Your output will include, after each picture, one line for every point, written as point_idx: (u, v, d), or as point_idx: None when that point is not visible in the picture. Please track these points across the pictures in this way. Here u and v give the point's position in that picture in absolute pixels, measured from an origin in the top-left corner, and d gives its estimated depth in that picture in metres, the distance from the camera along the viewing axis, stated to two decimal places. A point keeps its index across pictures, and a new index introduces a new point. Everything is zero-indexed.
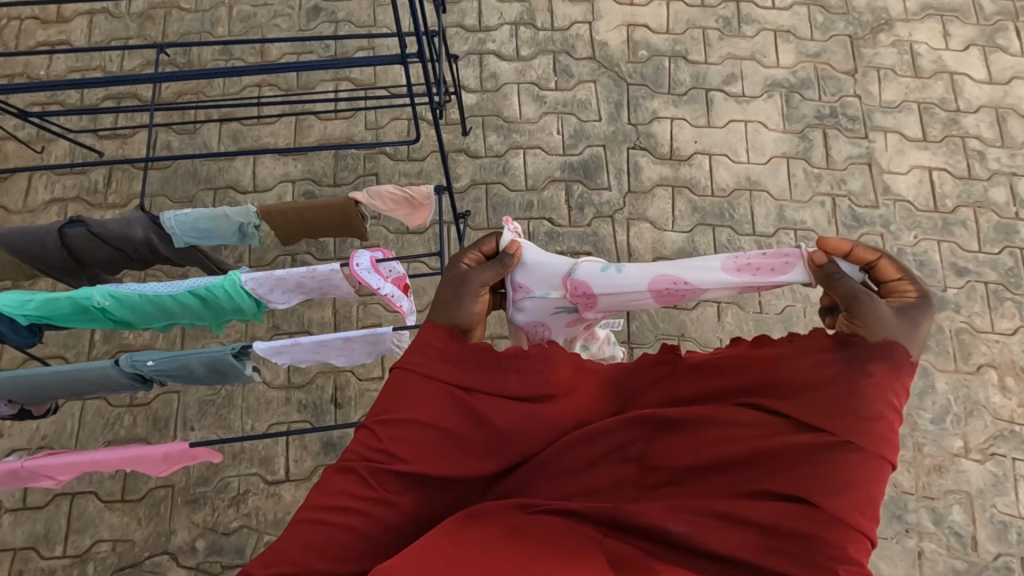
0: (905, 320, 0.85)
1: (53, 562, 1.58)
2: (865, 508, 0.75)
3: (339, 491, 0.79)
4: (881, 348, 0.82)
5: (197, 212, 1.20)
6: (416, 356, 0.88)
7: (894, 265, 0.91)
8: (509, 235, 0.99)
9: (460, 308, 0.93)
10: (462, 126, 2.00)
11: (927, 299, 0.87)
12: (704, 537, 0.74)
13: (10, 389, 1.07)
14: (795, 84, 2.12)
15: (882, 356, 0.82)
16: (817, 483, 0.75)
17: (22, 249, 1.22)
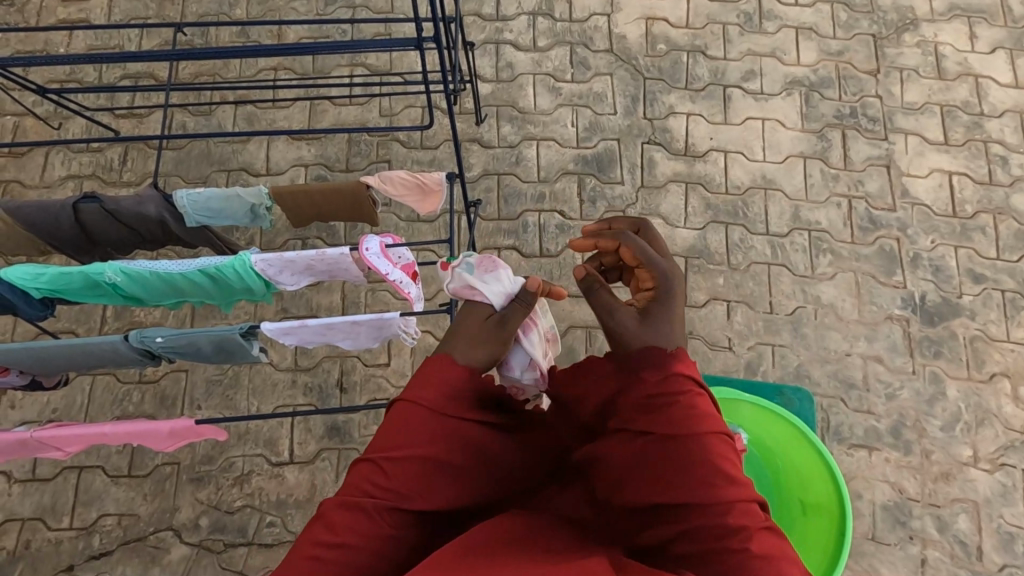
0: (657, 316, 0.78)
1: (59, 533, 1.60)
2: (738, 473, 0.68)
3: (340, 527, 0.68)
4: (640, 356, 0.75)
5: (209, 191, 1.20)
6: (417, 379, 0.76)
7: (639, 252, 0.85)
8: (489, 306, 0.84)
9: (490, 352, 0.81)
10: (477, 115, 1.98)
11: (671, 283, 0.80)
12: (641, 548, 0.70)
13: (22, 360, 1.08)
14: (816, 83, 2.09)
15: (651, 364, 0.73)
16: (720, 466, 0.67)
17: (37, 224, 1.23)
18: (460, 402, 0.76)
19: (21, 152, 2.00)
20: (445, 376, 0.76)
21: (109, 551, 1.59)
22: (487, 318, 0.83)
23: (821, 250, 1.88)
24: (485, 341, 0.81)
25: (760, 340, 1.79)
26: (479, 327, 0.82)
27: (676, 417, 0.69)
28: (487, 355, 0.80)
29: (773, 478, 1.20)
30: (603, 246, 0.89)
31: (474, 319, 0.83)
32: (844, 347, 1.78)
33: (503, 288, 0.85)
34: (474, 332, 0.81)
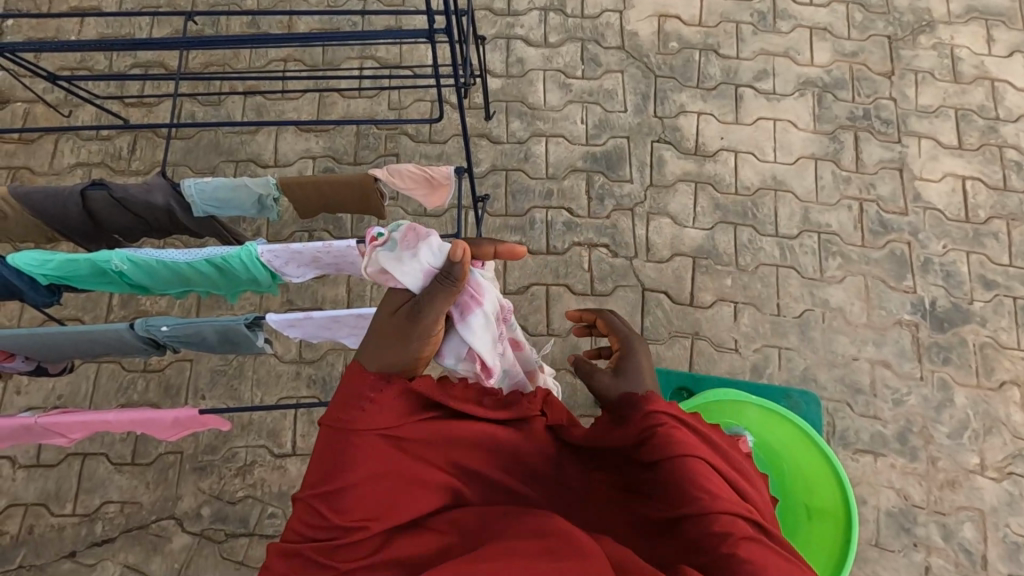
0: (628, 370, 0.89)
1: (62, 519, 1.61)
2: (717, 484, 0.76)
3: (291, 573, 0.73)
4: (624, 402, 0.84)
5: (217, 181, 1.20)
6: (346, 401, 0.80)
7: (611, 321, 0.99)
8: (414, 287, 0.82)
9: (407, 351, 0.82)
10: (486, 110, 1.97)
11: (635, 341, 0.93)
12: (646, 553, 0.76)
13: (29, 346, 1.09)
14: (829, 84, 2.07)
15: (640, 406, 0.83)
16: (702, 481, 0.75)
17: (45, 210, 1.23)
18: (403, 413, 0.79)
19: (30, 139, 2.00)
20: (373, 390, 0.80)
21: (112, 538, 1.60)
22: (400, 309, 0.83)
23: (830, 252, 1.87)
24: (398, 339, 0.81)
25: (766, 343, 1.78)
26: (388, 328, 0.82)
27: (654, 444, 0.78)
28: (404, 356, 0.82)
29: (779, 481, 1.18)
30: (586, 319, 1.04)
31: (388, 317, 0.83)
32: (851, 351, 1.77)
33: (421, 267, 0.81)
34: (384, 333, 0.82)
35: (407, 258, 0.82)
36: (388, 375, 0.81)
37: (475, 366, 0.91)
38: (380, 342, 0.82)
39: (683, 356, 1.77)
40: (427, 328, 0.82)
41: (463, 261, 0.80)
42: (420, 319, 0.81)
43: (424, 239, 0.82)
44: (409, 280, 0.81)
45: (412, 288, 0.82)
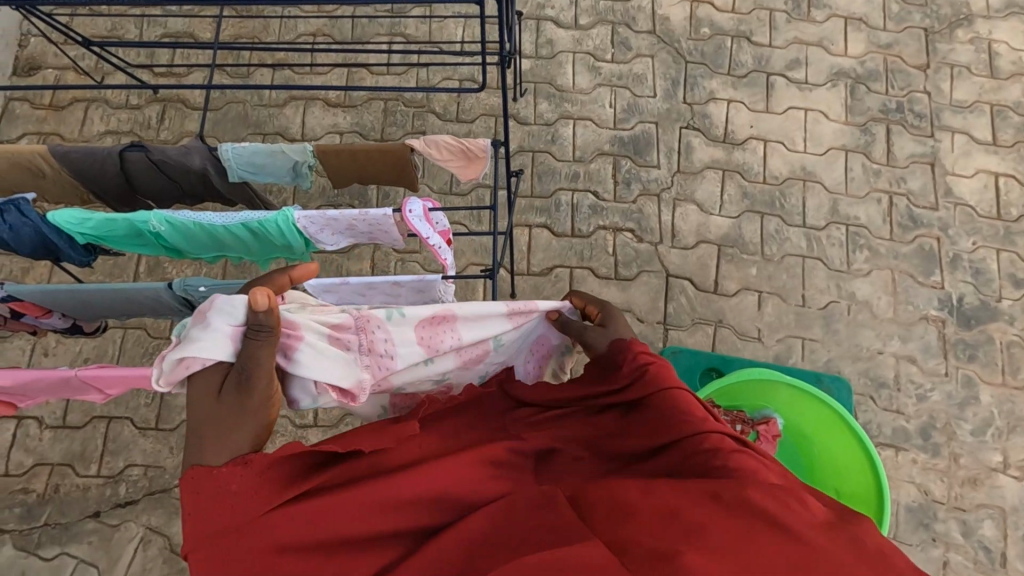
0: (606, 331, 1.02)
1: (87, 480, 1.64)
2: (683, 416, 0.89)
3: None
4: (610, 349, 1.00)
5: (255, 145, 1.20)
6: (206, 510, 0.76)
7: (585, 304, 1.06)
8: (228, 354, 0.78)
9: (247, 422, 0.78)
10: (515, 90, 1.97)
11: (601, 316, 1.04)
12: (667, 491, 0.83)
13: (67, 302, 1.10)
14: (863, 75, 2.04)
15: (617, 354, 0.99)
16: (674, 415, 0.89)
17: (83, 169, 1.24)
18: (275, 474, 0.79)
19: (61, 105, 2.01)
20: (234, 484, 0.77)
21: (135, 500, 1.62)
22: (220, 390, 0.79)
23: (858, 245, 1.85)
24: (239, 420, 0.78)
25: (790, 333, 1.77)
26: (222, 402, 0.78)
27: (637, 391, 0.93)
28: (252, 423, 0.79)
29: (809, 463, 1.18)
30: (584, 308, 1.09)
31: (208, 405, 0.79)
32: (876, 345, 1.75)
33: (224, 335, 0.78)
34: (216, 420, 0.78)
35: (207, 330, 0.77)
36: (245, 456, 0.78)
37: (330, 393, 0.90)
38: (216, 435, 0.78)
39: (706, 343, 1.76)
40: (260, 394, 0.78)
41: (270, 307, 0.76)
42: (252, 383, 0.78)
43: (215, 306, 0.78)
44: (212, 351, 0.77)
45: (219, 358, 0.78)
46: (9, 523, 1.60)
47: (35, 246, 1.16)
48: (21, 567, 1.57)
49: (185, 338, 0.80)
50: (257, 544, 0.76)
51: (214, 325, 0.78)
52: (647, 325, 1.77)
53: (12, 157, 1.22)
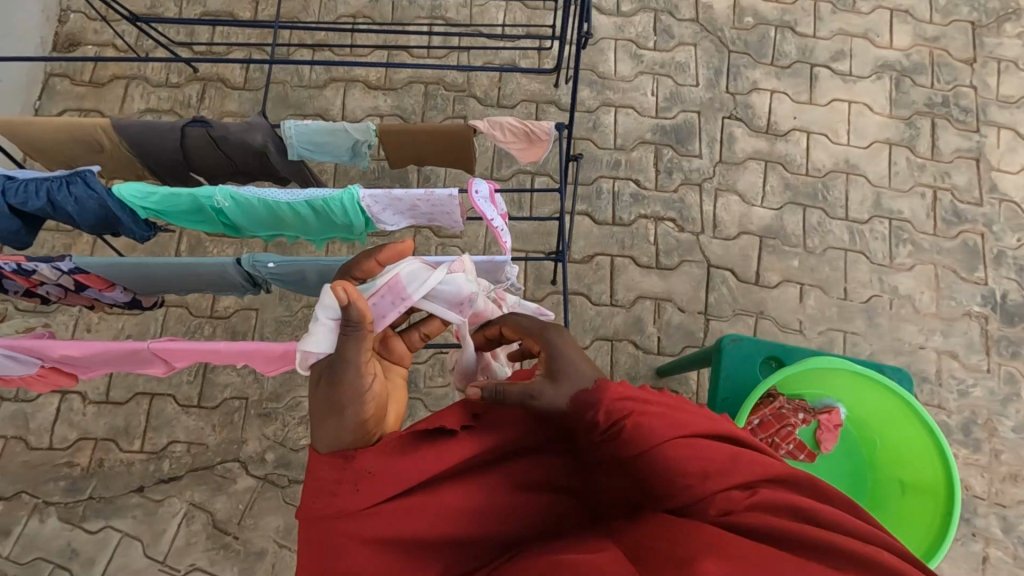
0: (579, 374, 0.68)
1: (131, 455, 1.65)
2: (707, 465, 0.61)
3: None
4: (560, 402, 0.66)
5: (318, 124, 1.19)
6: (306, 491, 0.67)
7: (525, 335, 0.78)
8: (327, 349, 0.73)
9: (342, 424, 0.69)
10: (556, 77, 1.96)
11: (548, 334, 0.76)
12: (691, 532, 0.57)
13: (131, 276, 1.10)
14: (908, 68, 2.01)
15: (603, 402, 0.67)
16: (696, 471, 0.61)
17: (142, 143, 1.23)
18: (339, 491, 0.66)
19: (101, 82, 2.00)
20: (336, 473, 0.67)
21: (178, 476, 1.63)
22: (320, 379, 0.72)
23: (901, 239, 1.84)
24: (332, 412, 0.69)
25: (832, 326, 1.76)
26: (319, 400, 0.71)
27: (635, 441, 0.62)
28: (346, 427, 0.69)
29: (871, 453, 1.11)
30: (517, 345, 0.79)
31: (312, 397, 0.72)
32: (918, 340, 1.75)
33: (325, 331, 0.72)
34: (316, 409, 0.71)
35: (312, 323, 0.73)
36: (348, 452, 0.68)
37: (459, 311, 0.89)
38: (316, 422, 0.70)
39: (747, 334, 1.76)
40: (353, 384, 0.70)
41: (351, 298, 0.69)
42: (347, 375, 0.70)
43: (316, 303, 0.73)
44: (316, 343, 0.72)
45: (325, 350, 0.73)
46: (53, 495, 1.62)
47: (98, 219, 1.17)
48: (67, 539, 1.59)
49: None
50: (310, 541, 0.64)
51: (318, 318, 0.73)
52: (688, 315, 1.77)
53: (73, 130, 1.22)
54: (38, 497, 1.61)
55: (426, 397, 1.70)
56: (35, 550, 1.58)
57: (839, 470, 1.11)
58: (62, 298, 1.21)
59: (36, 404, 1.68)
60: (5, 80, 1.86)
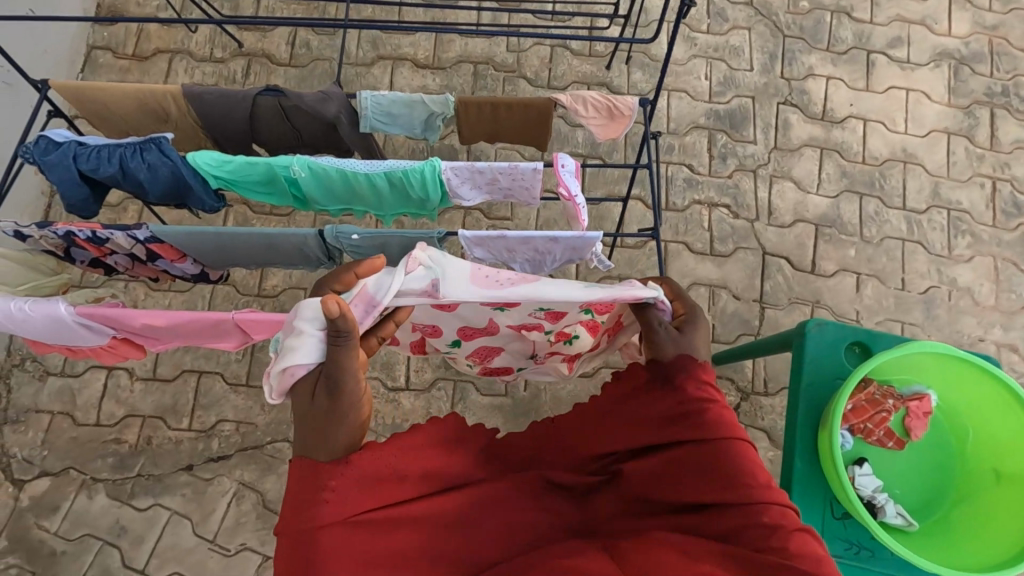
0: (689, 338, 0.85)
1: (179, 433, 1.63)
2: (723, 473, 0.74)
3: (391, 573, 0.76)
4: (674, 364, 0.83)
5: (395, 95, 1.17)
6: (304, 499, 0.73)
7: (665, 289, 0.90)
8: (314, 360, 0.74)
9: (337, 431, 0.74)
10: (609, 59, 1.92)
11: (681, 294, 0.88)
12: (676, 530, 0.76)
13: (207, 246, 1.07)
14: (967, 56, 1.97)
15: (683, 369, 0.82)
16: (721, 468, 0.75)
17: (212, 111, 1.20)
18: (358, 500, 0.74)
19: (144, 56, 1.97)
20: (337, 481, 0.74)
21: (227, 455, 1.61)
22: (313, 390, 0.74)
23: (960, 230, 1.81)
24: (331, 421, 0.73)
25: (889, 317, 1.74)
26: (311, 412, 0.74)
27: (700, 423, 0.77)
28: (343, 433, 0.74)
29: (960, 442, 1.11)
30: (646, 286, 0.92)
31: (307, 410, 0.75)
32: (977, 332, 1.73)
33: (312, 343, 0.74)
34: (311, 421, 0.74)
35: (299, 337, 0.74)
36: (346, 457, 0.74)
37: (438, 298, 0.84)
38: (313, 432, 0.74)
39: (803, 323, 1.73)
40: (348, 394, 0.73)
41: (343, 310, 0.71)
42: (341, 383, 0.73)
43: (298, 316, 0.74)
44: (304, 356, 0.73)
45: (311, 363, 0.74)
46: (102, 472, 1.60)
47: (169, 188, 1.14)
48: (116, 516, 1.57)
49: (280, 346, 0.77)
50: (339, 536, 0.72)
51: (304, 330, 0.74)
52: (743, 303, 1.74)
53: (141, 97, 1.18)
54: (86, 474, 1.60)
55: (477, 380, 1.67)
56: (84, 526, 1.56)
57: (926, 457, 1.11)
58: (129, 268, 1.19)
59: (82, 379, 1.66)
60: (49, 51, 1.82)
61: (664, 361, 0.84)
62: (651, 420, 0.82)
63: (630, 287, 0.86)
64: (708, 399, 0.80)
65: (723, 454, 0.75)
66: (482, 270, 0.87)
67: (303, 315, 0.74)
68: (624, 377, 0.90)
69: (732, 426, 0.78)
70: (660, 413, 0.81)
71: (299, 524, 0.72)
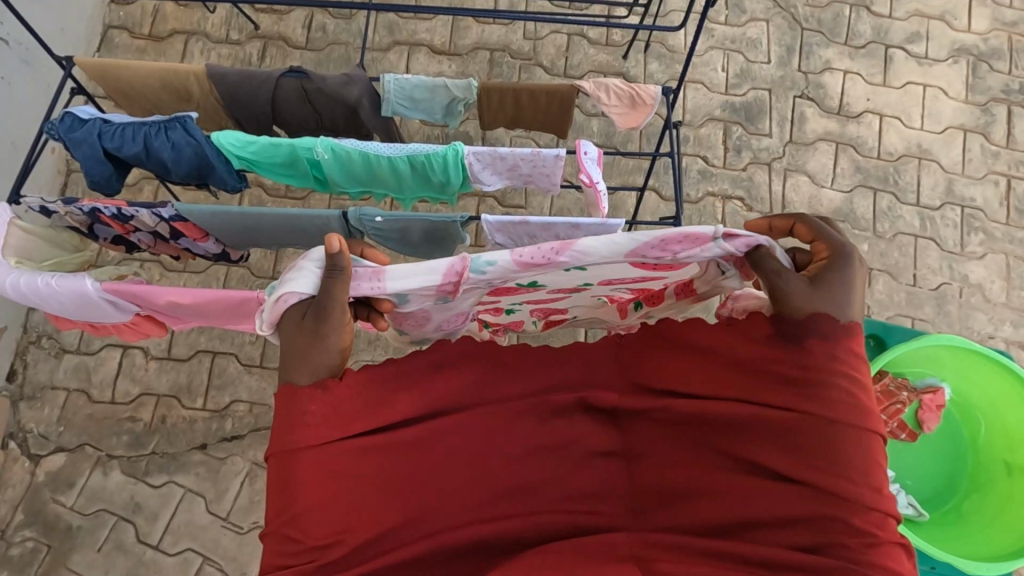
0: (830, 286, 0.77)
1: (193, 412, 1.65)
2: (818, 457, 0.72)
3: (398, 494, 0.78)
4: (811, 325, 0.76)
5: (418, 79, 1.18)
6: (289, 425, 0.76)
7: (808, 228, 0.83)
8: (304, 292, 0.78)
9: (324, 350, 0.78)
10: (625, 49, 1.92)
11: (842, 252, 0.79)
12: (723, 491, 0.76)
13: (231, 225, 1.07)
14: (985, 53, 1.96)
15: (816, 330, 0.75)
16: (815, 451, 0.72)
17: (235, 93, 1.20)
18: (346, 423, 0.77)
19: (160, 36, 1.96)
20: (341, 405, 0.77)
21: (241, 435, 1.63)
22: (302, 318, 0.78)
23: (973, 228, 1.81)
24: (317, 338, 0.77)
25: (900, 312, 1.74)
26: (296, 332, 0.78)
27: (829, 399, 0.73)
28: (322, 353, 0.78)
29: (973, 436, 1.23)
30: (775, 224, 0.87)
31: (291, 332, 0.78)
32: (987, 329, 1.74)
33: (307, 274, 0.78)
34: (299, 346, 0.78)
35: (300, 268, 0.78)
36: (325, 380, 0.78)
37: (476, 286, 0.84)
38: (295, 353, 0.78)
39: None
40: (337, 317, 0.77)
41: (341, 249, 0.75)
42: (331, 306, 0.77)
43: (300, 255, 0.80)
44: (296, 285, 0.78)
45: (303, 293, 0.78)
46: (117, 449, 1.62)
47: (192, 167, 1.14)
48: (131, 493, 1.59)
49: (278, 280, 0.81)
50: (341, 463, 0.76)
51: (301, 263, 0.78)
52: None
53: (165, 75, 1.18)
54: (101, 450, 1.62)
55: None
56: (100, 502, 1.59)
57: (941, 450, 1.24)
58: (151, 246, 1.20)
59: (97, 357, 1.67)
60: (66, 29, 1.82)
61: (793, 320, 0.77)
62: (766, 376, 0.77)
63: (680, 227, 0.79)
64: (839, 372, 0.74)
65: (837, 442, 0.71)
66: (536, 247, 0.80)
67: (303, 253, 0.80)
68: (753, 323, 0.80)
69: (846, 410, 0.72)
70: (769, 370, 0.77)
71: (289, 453, 0.75)
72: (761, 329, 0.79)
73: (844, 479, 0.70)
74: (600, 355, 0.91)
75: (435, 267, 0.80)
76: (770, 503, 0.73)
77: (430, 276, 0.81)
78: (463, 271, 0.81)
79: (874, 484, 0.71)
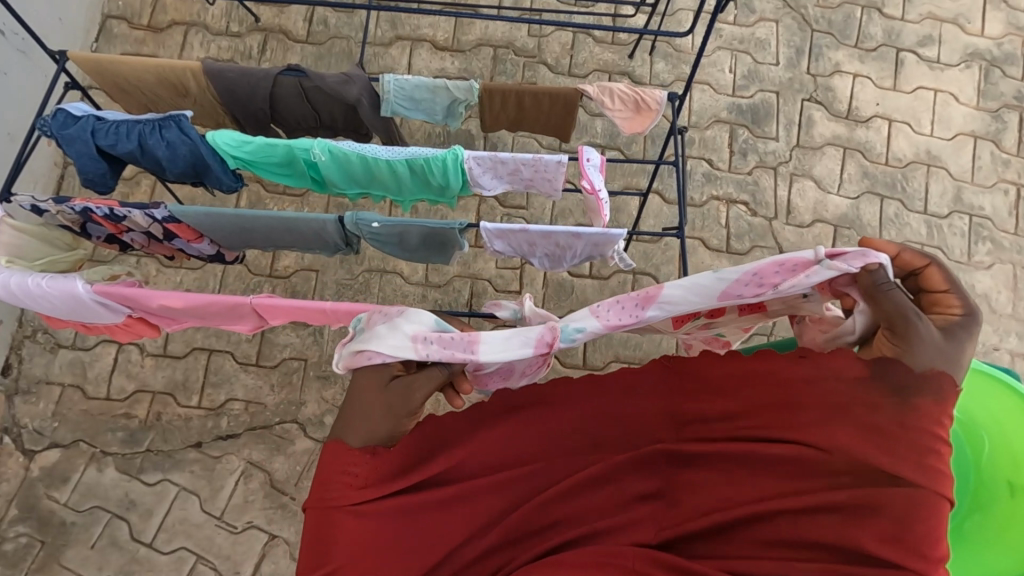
0: (958, 339, 0.74)
1: (189, 410, 1.64)
2: (862, 509, 0.68)
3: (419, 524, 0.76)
4: (925, 380, 0.71)
5: (418, 80, 1.15)
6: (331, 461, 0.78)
7: (941, 276, 0.79)
8: (387, 356, 0.80)
9: (377, 420, 0.80)
10: (632, 47, 1.88)
11: (973, 317, 0.75)
12: (752, 535, 0.72)
13: (225, 226, 1.05)
14: (998, 58, 1.93)
15: (930, 389, 0.71)
16: (860, 502, 0.68)
17: (232, 90, 1.17)
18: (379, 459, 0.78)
19: (159, 27, 1.93)
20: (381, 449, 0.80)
21: (236, 434, 1.62)
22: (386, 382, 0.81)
23: (981, 237, 1.79)
24: (384, 407, 0.80)
25: None
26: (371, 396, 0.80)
27: (892, 448, 0.69)
28: (382, 419, 0.80)
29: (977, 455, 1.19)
30: (906, 257, 0.80)
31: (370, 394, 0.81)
32: (992, 341, 1.72)
33: (396, 337, 0.81)
34: (370, 403, 0.80)
35: (394, 328, 0.82)
36: (377, 447, 0.80)
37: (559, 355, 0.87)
38: (359, 414, 0.80)
39: None
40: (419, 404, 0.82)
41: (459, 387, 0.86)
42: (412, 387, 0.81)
43: (394, 317, 0.83)
44: (380, 346, 0.80)
45: (382, 354, 0.80)
46: (111, 446, 1.61)
47: (188, 166, 1.12)
48: (125, 490, 1.59)
49: (366, 333, 0.84)
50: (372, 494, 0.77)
51: (396, 327, 0.82)
52: None
53: (163, 71, 1.16)
54: (95, 447, 1.61)
55: None
56: (93, 498, 1.58)
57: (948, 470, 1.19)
58: (145, 246, 1.18)
59: (93, 352, 1.66)
60: (65, 19, 1.80)
61: (912, 371, 0.72)
62: (823, 415, 0.73)
63: (779, 255, 0.81)
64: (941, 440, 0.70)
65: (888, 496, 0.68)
66: (621, 300, 0.84)
67: (399, 316, 0.83)
68: (816, 360, 0.76)
69: (882, 452, 0.69)
70: (840, 412, 0.72)
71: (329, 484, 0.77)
72: (822, 364, 0.75)
73: (885, 535, 0.67)
74: (643, 372, 0.87)
75: (528, 339, 0.84)
76: (796, 545, 0.69)
77: (522, 347, 0.84)
78: (554, 341, 0.84)
79: (912, 538, 0.66)
